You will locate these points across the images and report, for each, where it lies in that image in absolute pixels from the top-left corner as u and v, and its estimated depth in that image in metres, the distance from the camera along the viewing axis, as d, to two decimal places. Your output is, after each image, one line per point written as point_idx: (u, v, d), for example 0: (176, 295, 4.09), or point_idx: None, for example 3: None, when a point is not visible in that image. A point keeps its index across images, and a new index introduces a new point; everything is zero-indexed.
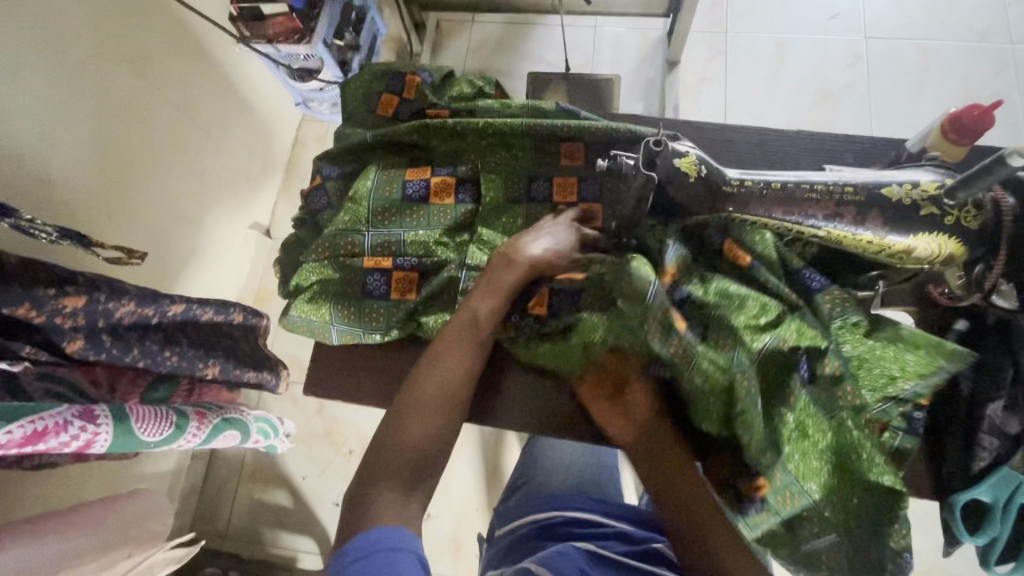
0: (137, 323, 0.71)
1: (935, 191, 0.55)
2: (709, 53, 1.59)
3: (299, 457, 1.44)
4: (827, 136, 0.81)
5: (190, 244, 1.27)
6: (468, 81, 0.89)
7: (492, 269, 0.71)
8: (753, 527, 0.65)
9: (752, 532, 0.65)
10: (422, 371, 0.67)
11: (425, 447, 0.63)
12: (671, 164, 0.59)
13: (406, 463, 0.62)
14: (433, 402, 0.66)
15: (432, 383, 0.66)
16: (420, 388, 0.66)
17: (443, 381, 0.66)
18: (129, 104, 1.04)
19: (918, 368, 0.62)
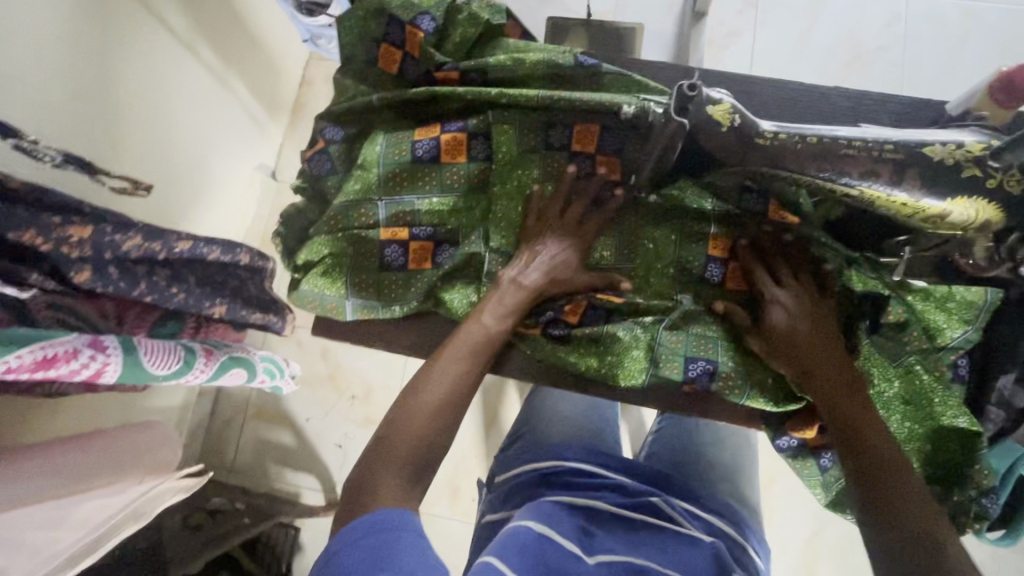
0: (144, 258, 0.68)
1: (980, 152, 0.53)
2: (740, 5, 1.50)
3: (304, 400, 1.46)
4: (864, 94, 0.77)
5: (193, 183, 1.24)
6: (472, 19, 0.82)
7: (502, 292, 0.71)
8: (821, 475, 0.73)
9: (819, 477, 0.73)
10: (427, 375, 0.65)
11: (431, 446, 0.60)
12: (704, 109, 0.55)
13: (412, 456, 0.59)
14: (437, 410, 0.62)
15: (438, 389, 0.63)
16: (426, 394, 0.63)
17: (449, 389, 0.64)
18: (133, 31, 0.99)
19: (960, 315, 0.67)
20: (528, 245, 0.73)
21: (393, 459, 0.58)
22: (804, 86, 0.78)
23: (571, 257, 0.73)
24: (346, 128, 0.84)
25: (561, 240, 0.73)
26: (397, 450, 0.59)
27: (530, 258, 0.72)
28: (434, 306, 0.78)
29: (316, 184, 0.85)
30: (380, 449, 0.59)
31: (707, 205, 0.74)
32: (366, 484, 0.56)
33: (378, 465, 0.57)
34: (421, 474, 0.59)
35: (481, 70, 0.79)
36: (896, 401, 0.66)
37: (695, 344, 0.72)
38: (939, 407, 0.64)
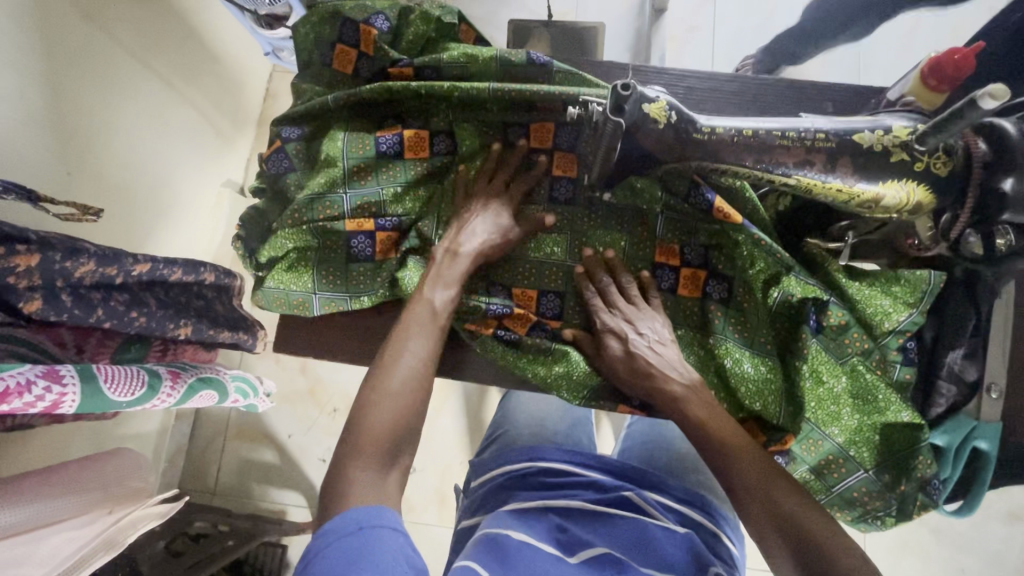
0: (101, 282, 0.66)
1: (906, 137, 0.53)
2: (698, 2, 1.61)
3: (283, 416, 1.45)
4: (809, 83, 0.79)
5: (157, 202, 1.22)
6: (423, 16, 0.80)
7: (437, 266, 0.70)
8: None
9: None
10: (383, 367, 0.62)
11: (404, 425, 0.58)
12: (640, 107, 0.55)
13: (380, 441, 0.57)
14: (402, 395, 0.60)
15: (396, 378, 0.61)
16: (383, 375, 0.61)
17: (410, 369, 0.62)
18: (88, 56, 0.99)
19: (904, 299, 0.68)
20: (457, 215, 0.73)
21: (365, 444, 0.56)
22: (749, 79, 0.80)
23: (503, 214, 0.72)
24: (306, 128, 0.82)
25: (490, 206, 0.72)
26: (368, 437, 0.57)
27: (462, 228, 0.71)
28: (395, 293, 0.75)
29: (276, 185, 0.82)
30: (348, 445, 0.57)
31: (655, 199, 0.73)
32: (340, 473, 0.54)
33: (351, 455, 0.55)
34: (396, 454, 0.57)
35: (436, 67, 0.78)
36: (844, 396, 0.67)
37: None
38: (883, 402, 0.66)
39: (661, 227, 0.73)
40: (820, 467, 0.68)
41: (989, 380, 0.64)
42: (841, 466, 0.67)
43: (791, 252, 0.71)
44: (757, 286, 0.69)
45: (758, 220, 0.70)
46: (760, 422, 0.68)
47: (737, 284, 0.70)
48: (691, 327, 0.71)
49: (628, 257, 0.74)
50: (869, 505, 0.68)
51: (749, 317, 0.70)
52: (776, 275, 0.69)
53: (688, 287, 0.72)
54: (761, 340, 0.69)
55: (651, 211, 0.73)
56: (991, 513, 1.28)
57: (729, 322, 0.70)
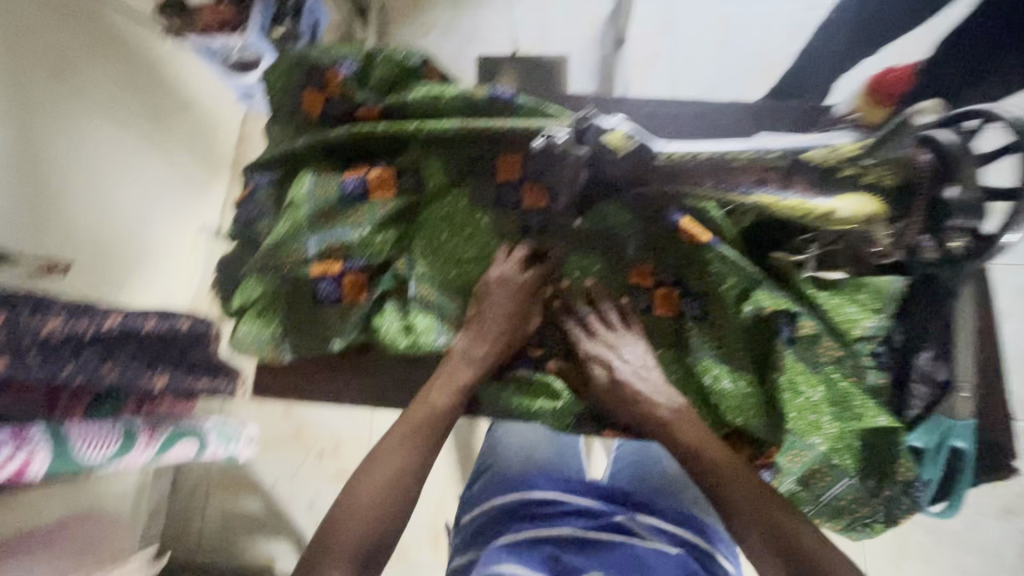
0: (71, 337, 0.65)
1: (853, 152, 0.55)
2: (656, 30, 1.69)
3: (268, 462, 1.41)
4: (762, 105, 0.83)
5: (130, 253, 1.20)
6: (388, 57, 0.83)
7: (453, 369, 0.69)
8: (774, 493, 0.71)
9: None
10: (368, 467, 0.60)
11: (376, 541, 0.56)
12: (598, 138, 0.57)
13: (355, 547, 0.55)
14: (377, 507, 0.57)
15: (374, 486, 0.58)
16: (366, 476, 0.59)
17: (393, 475, 0.59)
18: (56, 110, 0.99)
19: (870, 306, 0.72)
20: (476, 303, 0.72)
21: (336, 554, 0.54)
22: (705, 104, 0.84)
23: (519, 302, 0.71)
24: (277, 171, 0.82)
25: (511, 296, 0.71)
26: (341, 545, 0.55)
27: (478, 329, 0.70)
28: (369, 338, 0.76)
29: (249, 231, 0.82)
30: (322, 542, 0.55)
31: (624, 223, 0.74)
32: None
33: (321, 563, 0.54)
34: (369, 561, 0.55)
35: (401, 107, 0.80)
36: (823, 405, 0.68)
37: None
38: (859, 407, 0.67)
39: (634, 249, 0.75)
40: (806, 477, 0.69)
41: (958, 380, 0.64)
42: (826, 475, 0.68)
43: (758, 264, 0.72)
44: (730, 301, 0.70)
45: (726, 235, 0.71)
46: (745, 438, 0.69)
47: (712, 300, 0.72)
48: (670, 345, 0.72)
49: (603, 280, 0.75)
50: (855, 511, 0.70)
51: (725, 335, 0.71)
52: (747, 290, 0.70)
53: (660, 304, 0.73)
54: (738, 353, 0.70)
55: (620, 233, 0.75)
56: (986, 509, 1.29)
57: (705, 337, 0.71)
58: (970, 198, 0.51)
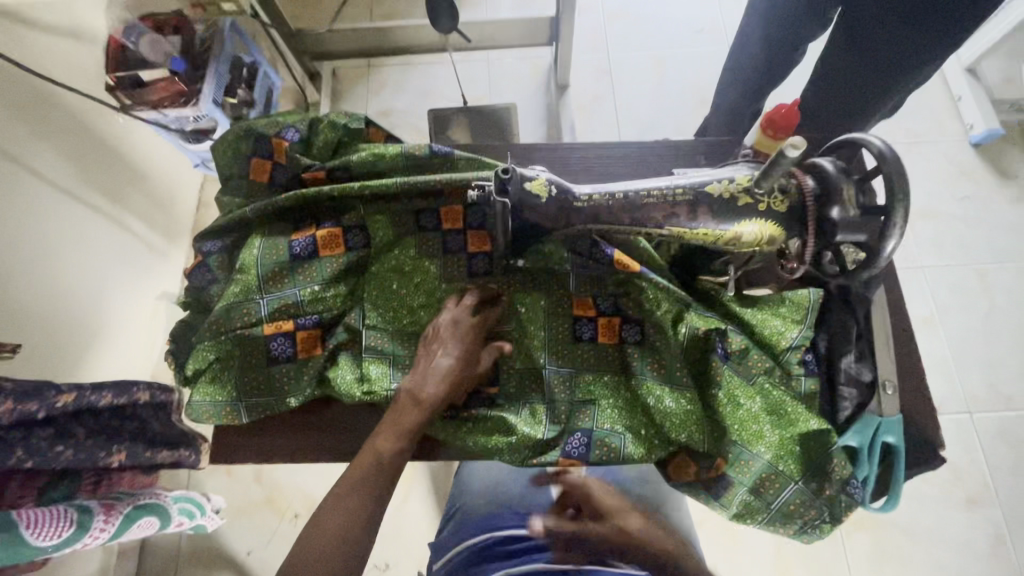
0: (21, 421, 0.65)
1: (747, 183, 0.62)
2: (595, 76, 1.82)
3: (240, 532, 1.36)
4: (682, 142, 0.91)
5: (87, 328, 1.19)
6: (331, 123, 0.88)
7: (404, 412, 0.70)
8: (728, 505, 0.73)
9: (729, 510, 0.73)
10: (318, 520, 0.63)
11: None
12: (522, 186, 0.62)
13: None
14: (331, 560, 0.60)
15: (329, 538, 0.61)
16: (319, 526, 0.62)
17: (344, 528, 0.62)
18: (2, 189, 0.99)
19: (793, 317, 0.75)
20: (427, 347, 0.75)
21: None
22: (630, 145, 0.91)
23: (467, 345, 0.74)
24: (228, 238, 0.85)
25: (459, 337, 0.74)
26: None
27: (428, 368, 0.72)
28: (325, 391, 0.77)
29: (202, 297, 0.83)
30: None
31: (563, 259, 0.79)
32: None
33: None
34: None
35: (345, 167, 0.85)
36: (762, 414, 0.72)
37: (577, 411, 0.75)
38: (794, 414, 0.71)
39: (575, 283, 0.79)
40: (756, 487, 0.72)
41: (882, 378, 0.71)
42: (775, 482, 0.71)
43: (687, 288, 0.79)
44: (667, 324, 0.75)
45: (655, 265, 0.78)
46: (694, 456, 0.73)
47: (649, 325, 0.76)
48: (610, 371, 0.76)
49: (546, 316, 0.78)
50: (805, 514, 0.72)
51: (666, 357, 0.74)
52: (679, 313, 0.75)
53: (603, 334, 0.77)
54: (677, 373, 0.73)
55: (558, 270, 0.79)
56: (953, 502, 1.34)
57: (645, 360, 0.75)
58: (852, 215, 0.58)
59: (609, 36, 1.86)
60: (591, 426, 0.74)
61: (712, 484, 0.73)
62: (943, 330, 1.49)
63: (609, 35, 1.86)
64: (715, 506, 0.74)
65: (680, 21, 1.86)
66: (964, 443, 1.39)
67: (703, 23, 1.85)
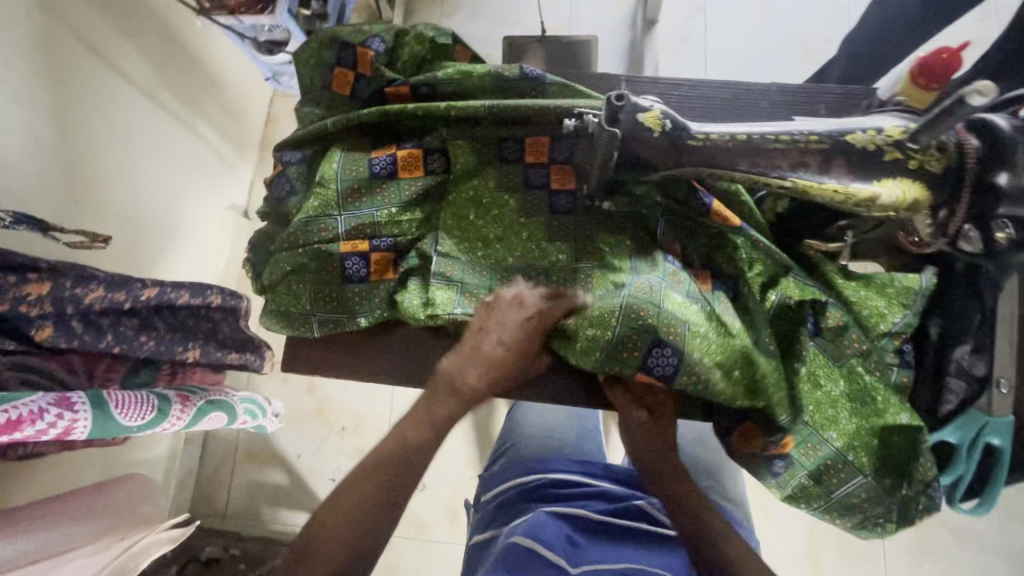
0: (111, 308, 0.67)
1: (899, 136, 0.54)
2: (688, 11, 1.65)
3: (291, 437, 1.45)
4: (800, 88, 0.81)
5: (164, 230, 1.24)
6: (418, 36, 0.82)
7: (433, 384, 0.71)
8: (783, 485, 0.69)
9: (783, 490, 0.69)
10: (347, 486, 0.65)
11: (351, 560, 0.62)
12: (634, 117, 0.56)
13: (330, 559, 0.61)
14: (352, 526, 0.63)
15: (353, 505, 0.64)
16: (347, 492, 0.64)
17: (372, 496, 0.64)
18: (90, 84, 1.01)
19: (899, 300, 0.68)
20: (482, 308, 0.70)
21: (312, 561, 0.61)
22: (739, 86, 0.82)
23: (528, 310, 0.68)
24: (307, 150, 0.83)
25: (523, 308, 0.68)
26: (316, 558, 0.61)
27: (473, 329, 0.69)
28: (395, 313, 0.75)
29: (279, 210, 0.83)
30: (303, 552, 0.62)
31: (655, 204, 0.72)
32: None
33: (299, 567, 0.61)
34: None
35: (430, 85, 0.80)
36: (842, 400, 0.66)
37: (665, 322, 0.63)
38: (882, 404, 0.65)
39: (663, 229, 0.71)
40: (818, 473, 0.67)
41: (998, 375, 0.63)
42: (839, 471, 0.66)
43: (788, 254, 0.71)
44: (755, 289, 0.68)
45: (757, 222, 0.70)
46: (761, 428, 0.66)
47: (738, 288, 0.68)
48: (705, 303, 0.65)
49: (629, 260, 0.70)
50: (868, 509, 0.67)
51: (749, 325, 0.66)
52: (773, 278, 0.69)
53: (699, 281, 0.69)
54: (764, 340, 0.66)
55: (643, 215, 0.72)
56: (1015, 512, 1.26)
57: (718, 312, 0.65)
58: None
59: None
60: (682, 346, 0.63)
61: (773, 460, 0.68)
62: None
63: None
64: (769, 484, 0.70)
65: None
66: None
67: None
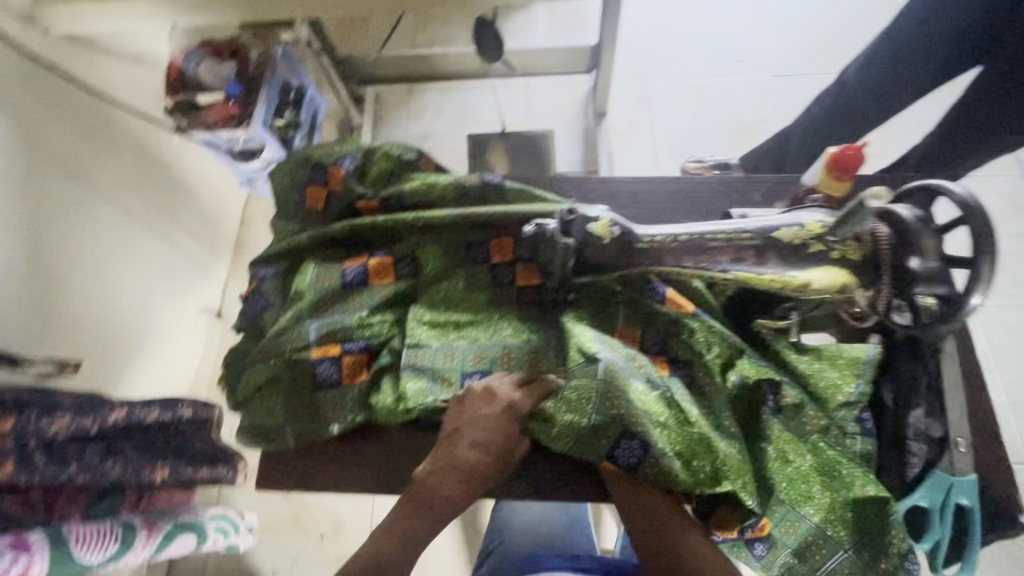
0: (76, 436, 0.65)
1: (818, 230, 0.60)
2: (634, 103, 1.82)
3: (266, 551, 1.35)
4: (735, 179, 0.90)
5: (133, 340, 1.23)
6: (385, 153, 0.89)
7: (411, 492, 0.67)
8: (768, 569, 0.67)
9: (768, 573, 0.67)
10: None
11: None
12: (585, 229, 0.64)
13: None
14: None
15: None
16: None
17: None
18: (65, 205, 1.04)
19: (849, 371, 0.71)
20: (458, 404, 0.69)
21: None
22: (681, 180, 0.90)
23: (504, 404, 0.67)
24: (281, 263, 0.86)
25: (495, 409, 0.67)
26: None
27: (452, 434, 0.68)
28: (368, 417, 0.75)
29: (253, 322, 0.84)
30: None
31: (615, 291, 0.77)
32: None
33: None
34: None
35: (398, 196, 0.85)
36: (813, 473, 0.67)
37: (633, 413, 0.64)
38: (848, 476, 0.66)
39: (624, 317, 0.76)
40: (801, 551, 0.65)
41: (953, 436, 0.67)
42: (821, 548, 0.65)
43: (742, 334, 0.76)
44: (716, 370, 0.71)
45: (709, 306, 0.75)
46: (735, 509, 0.66)
47: (696, 369, 0.72)
48: (664, 389, 0.68)
49: None
50: None
51: (713, 405, 0.69)
52: (732, 357, 0.72)
53: (658, 367, 0.72)
54: (727, 421, 0.68)
55: (604, 304, 0.77)
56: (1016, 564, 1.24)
57: (682, 396, 0.68)
58: (934, 266, 0.55)
59: (648, 63, 1.87)
60: (649, 437, 0.64)
61: (754, 543, 0.66)
62: (999, 375, 1.42)
63: (649, 62, 1.87)
64: (754, 567, 0.67)
65: (723, 49, 1.86)
66: None
67: (745, 52, 1.85)
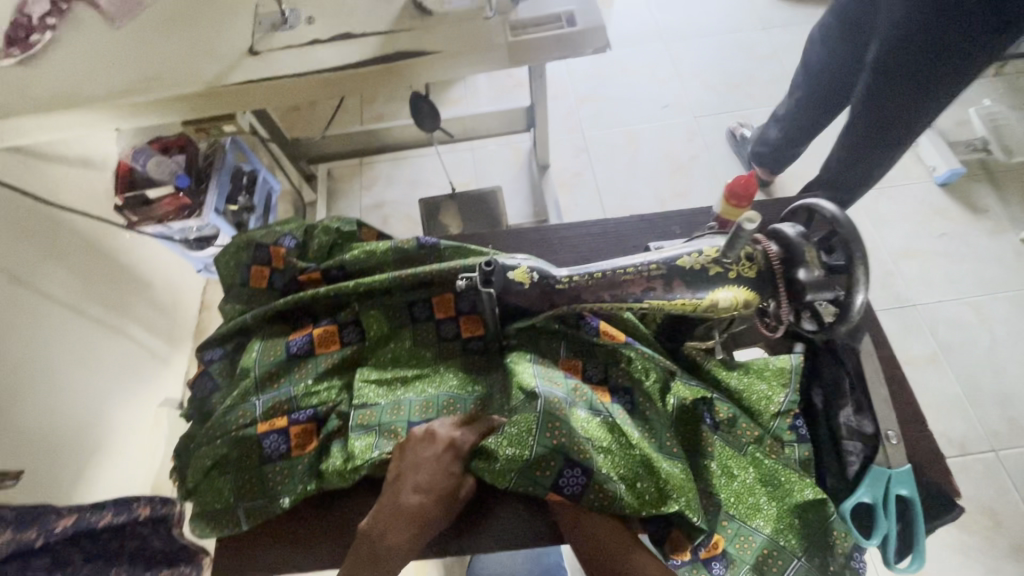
0: (17, 551, 0.63)
1: (715, 254, 0.65)
2: (575, 154, 1.94)
3: None
4: (656, 215, 0.96)
5: (89, 442, 1.18)
6: (324, 227, 0.93)
7: (357, 549, 0.66)
8: None
9: None
10: None
11: None
12: (505, 276, 0.68)
13: None
14: None
15: None
16: None
17: None
18: (11, 311, 1.03)
19: (778, 381, 0.75)
20: (403, 454, 0.70)
21: None
22: (608, 221, 0.96)
23: (443, 447, 0.69)
24: (229, 344, 0.88)
25: (435, 452, 0.69)
26: None
27: (396, 484, 0.68)
28: (319, 485, 0.74)
29: (202, 407, 0.84)
30: None
31: (554, 330, 0.81)
32: None
33: None
34: None
35: (340, 266, 0.89)
36: (757, 485, 0.70)
37: (574, 441, 0.66)
38: (790, 483, 0.69)
39: (564, 354, 0.79)
40: (760, 565, 0.66)
41: (884, 429, 0.70)
42: (778, 559, 0.66)
43: (676, 358, 0.81)
44: (656, 395, 0.75)
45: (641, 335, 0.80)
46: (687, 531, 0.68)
47: (635, 398, 0.74)
48: (606, 415, 0.70)
49: None
50: None
51: (652, 430, 0.72)
52: (667, 381, 0.76)
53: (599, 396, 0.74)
54: (668, 442, 0.71)
55: (544, 345, 0.80)
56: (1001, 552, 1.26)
57: (625, 423, 0.70)
58: (818, 275, 0.60)
59: (583, 116, 2.01)
60: (592, 464, 0.66)
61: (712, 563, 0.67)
62: (948, 367, 1.50)
63: (583, 115, 2.01)
64: None
65: (651, 96, 2.02)
66: (991, 482, 1.37)
67: (669, 98, 2.01)
